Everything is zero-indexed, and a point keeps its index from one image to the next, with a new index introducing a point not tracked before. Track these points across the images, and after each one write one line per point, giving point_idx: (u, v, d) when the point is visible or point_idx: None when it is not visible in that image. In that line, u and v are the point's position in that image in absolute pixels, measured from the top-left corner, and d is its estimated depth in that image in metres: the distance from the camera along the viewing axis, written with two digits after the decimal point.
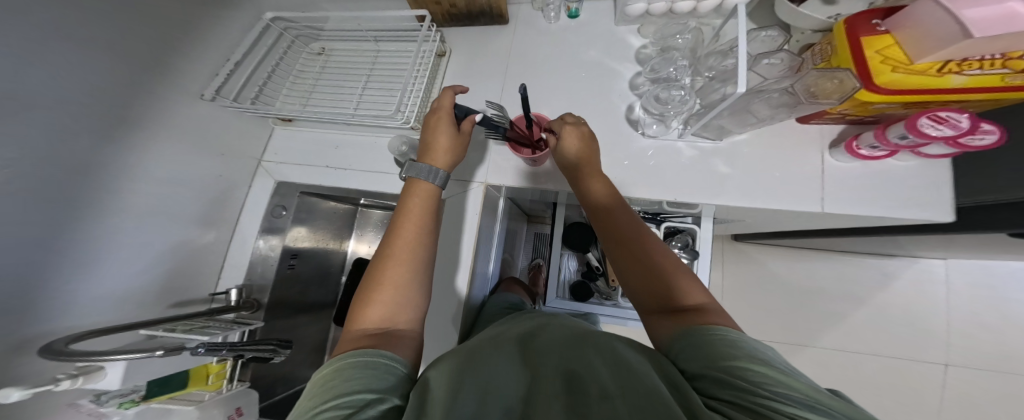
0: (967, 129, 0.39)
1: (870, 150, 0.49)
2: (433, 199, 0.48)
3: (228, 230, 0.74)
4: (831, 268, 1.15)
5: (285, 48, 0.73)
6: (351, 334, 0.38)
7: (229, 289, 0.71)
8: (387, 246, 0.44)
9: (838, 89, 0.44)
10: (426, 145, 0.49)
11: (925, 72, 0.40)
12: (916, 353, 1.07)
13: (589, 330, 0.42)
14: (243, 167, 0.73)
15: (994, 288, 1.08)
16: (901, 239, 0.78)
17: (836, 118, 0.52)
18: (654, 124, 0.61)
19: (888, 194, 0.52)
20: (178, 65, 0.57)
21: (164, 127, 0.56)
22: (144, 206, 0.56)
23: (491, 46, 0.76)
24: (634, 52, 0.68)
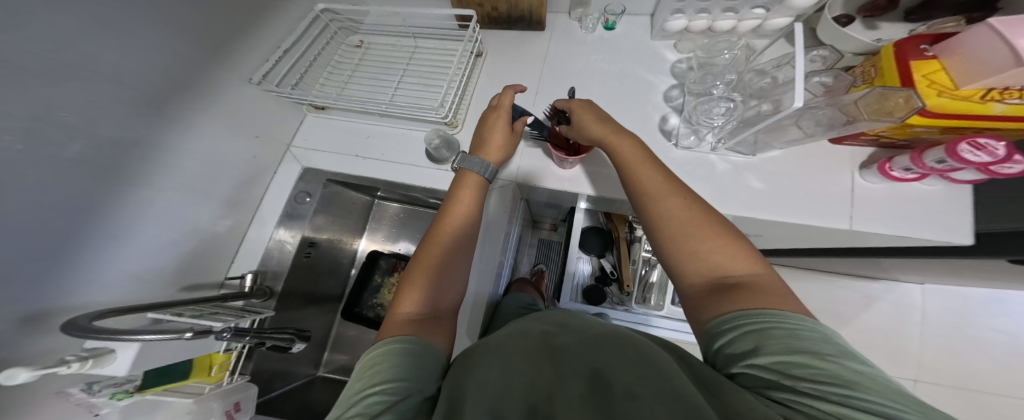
0: (1002, 158, 0.40)
1: (903, 172, 0.50)
2: (480, 191, 0.48)
3: (248, 215, 0.73)
4: (833, 290, 1.17)
5: (326, 40, 0.73)
6: (395, 318, 0.37)
7: (245, 274, 0.69)
8: (434, 233, 0.44)
9: (897, 109, 0.45)
10: (480, 139, 0.48)
11: (970, 98, 0.41)
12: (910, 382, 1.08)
13: (618, 331, 0.42)
14: (269, 151, 0.72)
15: (964, 317, 1.10)
16: (911, 265, 0.80)
17: (870, 140, 0.54)
18: (688, 135, 0.63)
19: (914, 215, 0.53)
20: (226, 44, 0.57)
21: (203, 104, 0.55)
22: (174, 182, 0.54)
23: (528, 51, 0.78)
24: (669, 66, 0.70)
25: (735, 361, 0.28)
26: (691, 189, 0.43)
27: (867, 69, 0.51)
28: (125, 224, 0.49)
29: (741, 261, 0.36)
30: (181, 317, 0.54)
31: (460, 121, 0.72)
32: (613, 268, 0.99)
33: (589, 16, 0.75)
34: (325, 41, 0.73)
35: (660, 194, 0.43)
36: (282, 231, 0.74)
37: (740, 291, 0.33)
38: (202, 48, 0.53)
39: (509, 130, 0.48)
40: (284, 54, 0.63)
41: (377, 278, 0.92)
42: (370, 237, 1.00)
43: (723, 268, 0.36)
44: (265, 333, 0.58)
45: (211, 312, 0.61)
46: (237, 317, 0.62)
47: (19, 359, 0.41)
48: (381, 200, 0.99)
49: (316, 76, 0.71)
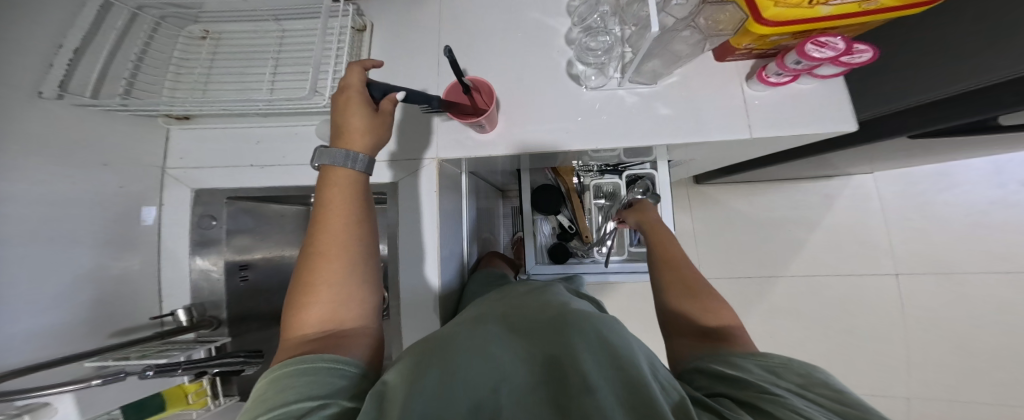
0: (844, 50, 0.41)
1: (778, 77, 0.50)
2: (355, 187, 0.43)
3: (153, 253, 0.67)
4: (784, 197, 1.26)
5: (149, 33, 0.61)
6: (289, 343, 0.34)
7: (176, 310, 0.65)
8: (313, 244, 0.39)
9: (728, 22, 0.47)
10: (337, 128, 0.43)
11: (799, 4, 0.38)
12: (868, 267, 1.21)
13: (564, 308, 0.41)
14: (143, 177, 0.64)
15: (919, 193, 1.22)
16: (835, 159, 0.85)
17: (746, 52, 0.53)
18: (594, 75, 0.60)
19: (816, 114, 0.53)
20: (34, 56, 0.47)
21: (36, 138, 0.47)
22: (42, 232, 0.48)
23: (416, 13, 0.70)
24: (564, 6, 0.66)
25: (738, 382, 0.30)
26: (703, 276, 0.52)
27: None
28: (12, 284, 0.44)
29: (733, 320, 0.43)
30: (121, 360, 0.52)
31: None
32: (571, 222, 0.97)
33: None
34: (145, 36, 0.60)
35: (680, 271, 0.52)
36: (200, 260, 0.70)
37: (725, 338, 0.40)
38: (18, 73, 0.45)
39: (370, 113, 0.44)
40: (79, 56, 0.51)
41: None
42: None
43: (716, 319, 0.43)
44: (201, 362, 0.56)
45: (160, 350, 0.59)
46: (188, 349, 0.61)
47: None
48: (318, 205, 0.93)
49: (153, 78, 0.61)
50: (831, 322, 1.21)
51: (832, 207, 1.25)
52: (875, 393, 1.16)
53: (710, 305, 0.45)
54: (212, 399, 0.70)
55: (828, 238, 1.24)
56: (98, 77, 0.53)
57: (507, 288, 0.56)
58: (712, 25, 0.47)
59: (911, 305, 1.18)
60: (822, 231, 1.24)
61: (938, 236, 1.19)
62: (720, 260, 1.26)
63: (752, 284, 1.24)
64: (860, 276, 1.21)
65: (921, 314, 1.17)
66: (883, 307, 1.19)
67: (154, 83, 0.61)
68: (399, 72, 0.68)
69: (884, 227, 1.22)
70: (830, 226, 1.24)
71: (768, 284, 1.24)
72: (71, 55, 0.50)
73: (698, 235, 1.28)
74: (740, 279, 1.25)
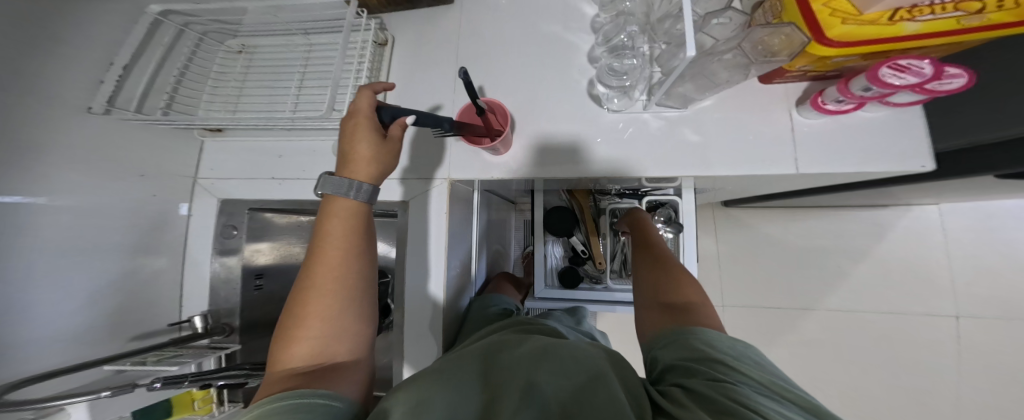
0: (932, 76, 0.35)
1: (837, 104, 0.45)
2: (357, 215, 0.41)
3: (178, 258, 0.69)
4: (829, 225, 1.14)
5: (192, 47, 0.63)
6: (273, 378, 0.32)
7: (192, 317, 0.67)
8: (309, 274, 0.37)
9: (784, 46, 0.41)
10: (344, 156, 0.42)
11: (877, 22, 0.36)
12: (924, 307, 1.06)
13: (558, 343, 0.38)
14: (176, 186, 0.67)
15: (992, 230, 1.06)
16: (894, 191, 0.75)
17: (798, 75, 0.48)
18: (617, 97, 0.57)
19: (874, 152, 0.48)
20: (83, 75, 0.50)
21: (79, 152, 0.50)
22: (75, 239, 0.50)
23: (436, 28, 0.70)
24: (589, 20, 0.64)
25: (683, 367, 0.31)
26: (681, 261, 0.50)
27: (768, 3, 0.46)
28: (39, 291, 0.46)
29: (697, 295, 0.42)
30: (134, 367, 0.53)
31: None
32: (585, 246, 0.90)
33: None
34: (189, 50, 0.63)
35: (658, 253, 0.52)
36: (220, 267, 0.71)
37: (682, 311, 0.40)
38: (72, 89, 0.48)
39: (376, 139, 0.42)
40: (127, 71, 0.54)
41: None
42: None
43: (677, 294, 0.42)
44: (207, 375, 0.56)
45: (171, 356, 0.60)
46: (197, 357, 0.61)
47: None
48: None
49: (194, 91, 0.63)
50: (874, 368, 1.06)
51: (886, 241, 1.11)
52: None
53: (678, 281, 0.45)
54: (218, 405, 0.70)
55: (876, 272, 1.10)
56: (142, 92, 0.56)
57: (497, 324, 0.53)
58: (762, 48, 0.42)
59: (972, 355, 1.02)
60: (871, 266, 1.11)
61: (1015, 283, 1.03)
62: (749, 290, 1.15)
63: (785, 319, 1.12)
64: (914, 318, 1.06)
65: (990, 370, 1.01)
66: (943, 357, 1.03)
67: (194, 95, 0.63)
68: (418, 87, 0.68)
69: (945, 264, 1.07)
70: (879, 261, 1.11)
71: (801, 318, 1.11)
72: (120, 71, 0.53)
73: (726, 262, 1.18)
74: (771, 312, 1.13)
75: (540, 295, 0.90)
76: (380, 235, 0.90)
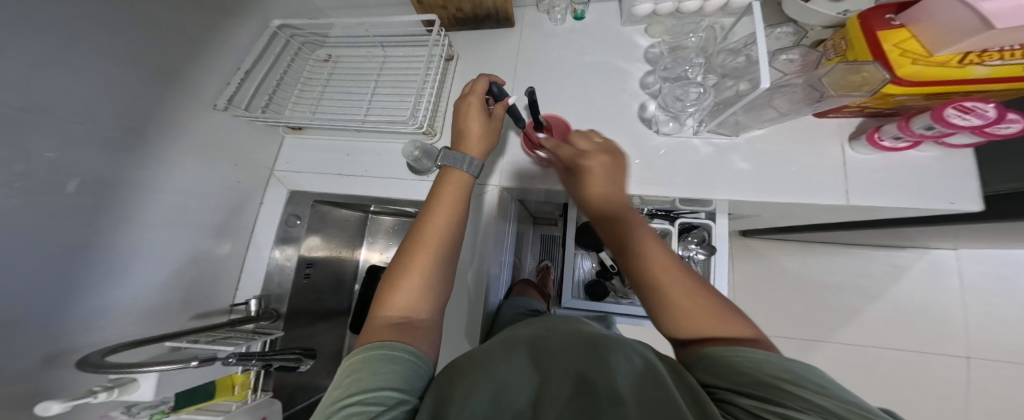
0: (994, 119, 0.40)
1: (894, 141, 0.49)
2: (458, 207, 0.51)
3: (244, 241, 0.74)
4: (853, 261, 1.14)
5: (292, 56, 0.72)
6: (376, 322, 0.41)
7: (248, 300, 0.71)
8: (410, 242, 0.47)
9: (867, 82, 0.45)
10: (461, 132, 0.55)
11: (947, 64, 0.42)
12: (938, 347, 1.05)
13: (600, 332, 0.43)
14: (257, 176, 0.73)
15: (1011, 281, 1.06)
16: (918, 233, 0.77)
17: (854, 111, 0.52)
18: (668, 121, 0.63)
19: (929, 189, 0.51)
20: (197, 72, 0.56)
21: (182, 140, 0.56)
22: (166, 219, 0.56)
23: (498, 49, 0.77)
24: (641, 52, 0.70)
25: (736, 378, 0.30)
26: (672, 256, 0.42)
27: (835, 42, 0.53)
28: (137, 264, 0.52)
29: (713, 321, 0.37)
30: (193, 345, 0.56)
31: (437, 129, 0.73)
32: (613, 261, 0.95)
33: (556, 8, 0.75)
34: (289, 58, 0.71)
35: (643, 247, 0.43)
36: (278, 254, 0.76)
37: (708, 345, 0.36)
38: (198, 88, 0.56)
39: (485, 117, 0.56)
40: (246, 75, 0.62)
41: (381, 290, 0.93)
42: (369, 247, 1.02)
43: (692, 322, 0.38)
44: (268, 356, 0.59)
45: (223, 337, 0.63)
46: (247, 339, 0.64)
47: (56, 391, 0.44)
48: (374, 214, 1.00)
49: (286, 94, 0.71)
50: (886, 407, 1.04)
51: (908, 283, 1.10)
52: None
53: (682, 297, 0.39)
54: (252, 391, 0.67)
55: (897, 310, 1.10)
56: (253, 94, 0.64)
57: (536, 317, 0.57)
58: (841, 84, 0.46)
59: (982, 401, 1.01)
60: (889, 304, 1.10)
61: None
62: (770, 319, 1.15)
63: (802, 350, 1.11)
64: (930, 359, 1.05)
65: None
66: (960, 405, 1.01)
67: (285, 97, 0.71)
68: None
69: (961, 308, 1.07)
70: (899, 300, 1.10)
71: (813, 349, 1.10)
72: (243, 75, 0.61)
73: (744, 289, 1.19)
74: (783, 341, 1.12)
75: (567, 305, 0.93)
76: None
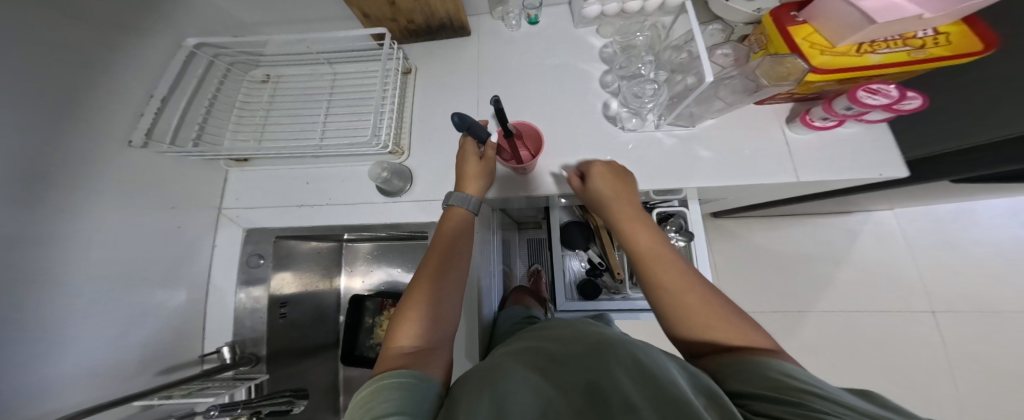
0: (898, 98, 0.44)
1: (823, 121, 0.53)
2: (456, 236, 0.56)
3: (201, 288, 0.69)
4: (811, 229, 1.24)
5: (220, 78, 0.67)
6: (390, 353, 0.43)
7: (220, 348, 0.66)
8: (420, 276, 0.51)
9: (792, 72, 0.49)
10: (459, 173, 0.59)
11: (847, 53, 0.46)
12: (899, 300, 1.15)
13: (606, 335, 0.44)
14: (201, 216, 0.67)
15: (945, 231, 1.19)
16: (860, 197, 0.85)
17: (786, 97, 0.56)
18: (631, 118, 0.64)
19: (864, 160, 0.55)
20: (103, 99, 0.50)
21: (106, 183, 0.50)
22: (105, 271, 0.50)
23: (460, 59, 0.76)
24: (598, 51, 0.71)
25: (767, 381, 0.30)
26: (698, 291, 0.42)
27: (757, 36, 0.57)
28: (84, 326, 0.47)
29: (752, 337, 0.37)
30: (168, 401, 0.51)
31: (404, 148, 0.71)
32: (601, 258, 0.97)
33: (510, 14, 0.75)
34: (217, 81, 0.66)
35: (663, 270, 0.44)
36: (245, 293, 0.72)
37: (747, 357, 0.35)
38: (110, 123, 0.50)
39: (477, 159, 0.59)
40: (163, 103, 0.56)
41: (368, 318, 0.89)
42: (349, 274, 0.98)
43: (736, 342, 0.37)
44: (255, 402, 0.55)
45: (199, 389, 0.58)
46: (229, 388, 0.60)
47: None
48: (350, 241, 0.97)
49: (219, 122, 0.66)
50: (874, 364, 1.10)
51: (858, 242, 1.21)
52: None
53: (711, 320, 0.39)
54: None
55: (856, 270, 1.19)
56: (176, 126, 0.58)
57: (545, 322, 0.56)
58: (770, 74, 0.50)
59: (951, 347, 1.09)
60: (851, 266, 1.20)
61: (970, 274, 1.15)
62: (750, 293, 1.21)
63: (784, 321, 1.17)
64: (897, 315, 1.14)
65: (973, 358, 1.08)
66: (933, 353, 1.09)
67: (219, 126, 0.66)
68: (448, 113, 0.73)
69: (910, 261, 1.18)
70: (854, 259, 1.20)
71: (799, 321, 1.17)
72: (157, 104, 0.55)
73: (724, 268, 1.24)
74: (772, 317, 1.17)
75: (561, 308, 0.93)
76: (405, 259, 0.95)
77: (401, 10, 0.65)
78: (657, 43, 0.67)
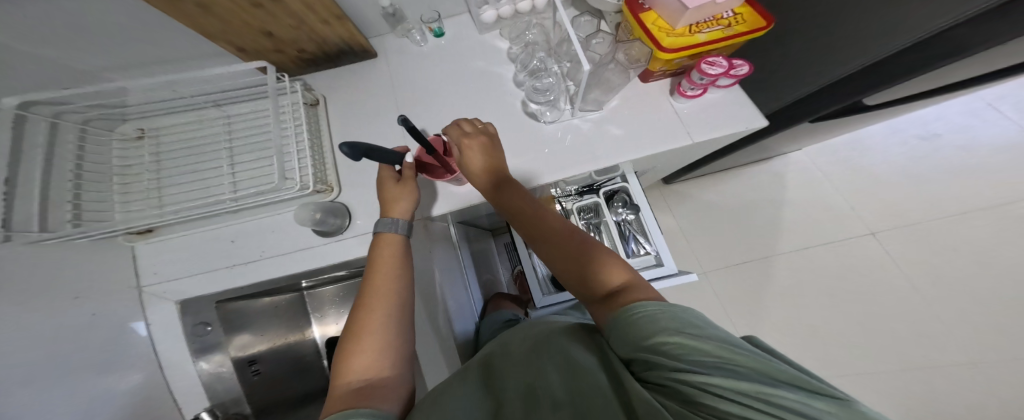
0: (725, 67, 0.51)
1: (692, 91, 0.58)
2: (395, 258, 0.53)
3: (156, 369, 0.64)
4: (756, 177, 1.30)
5: (79, 142, 0.58)
6: (337, 392, 0.41)
7: (199, 414, 0.65)
8: (361, 308, 0.48)
9: (643, 55, 0.60)
10: (384, 200, 0.56)
11: (683, 34, 0.52)
12: (854, 225, 1.21)
13: (556, 333, 0.43)
14: (121, 300, 0.62)
15: (871, 153, 1.29)
16: (780, 141, 0.90)
17: (665, 72, 0.60)
18: (548, 111, 0.65)
19: (740, 113, 0.60)
20: None
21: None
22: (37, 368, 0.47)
23: (370, 82, 0.75)
24: (505, 53, 0.72)
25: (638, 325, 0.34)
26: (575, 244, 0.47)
27: (624, 24, 0.64)
28: None
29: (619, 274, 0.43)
30: None
31: (334, 183, 0.69)
32: None
33: (412, 30, 0.74)
34: (73, 146, 0.57)
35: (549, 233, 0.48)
36: (206, 363, 0.70)
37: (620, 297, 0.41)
38: None
39: (392, 183, 0.56)
40: (11, 185, 0.46)
41: None
42: (321, 324, 0.94)
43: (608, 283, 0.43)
44: None
45: None
46: None
47: None
48: (311, 288, 0.93)
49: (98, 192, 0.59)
50: (846, 289, 1.15)
51: (800, 181, 1.28)
52: (924, 362, 1.05)
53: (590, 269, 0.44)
54: None
55: (806, 206, 1.25)
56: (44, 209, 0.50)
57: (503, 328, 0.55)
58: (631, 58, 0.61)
59: (910, 257, 1.15)
60: (802, 203, 1.26)
61: (906, 187, 1.22)
62: (715, 250, 1.25)
63: (756, 269, 1.21)
64: (854, 241, 1.19)
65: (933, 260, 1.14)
66: (896, 265, 1.15)
67: (100, 198, 0.59)
68: (369, 138, 0.71)
69: (852, 186, 1.25)
70: (801, 196, 1.27)
71: (769, 265, 1.21)
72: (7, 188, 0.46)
73: (688, 231, 1.28)
74: (743, 267, 1.21)
75: (541, 304, 0.89)
76: None
77: (283, 41, 0.63)
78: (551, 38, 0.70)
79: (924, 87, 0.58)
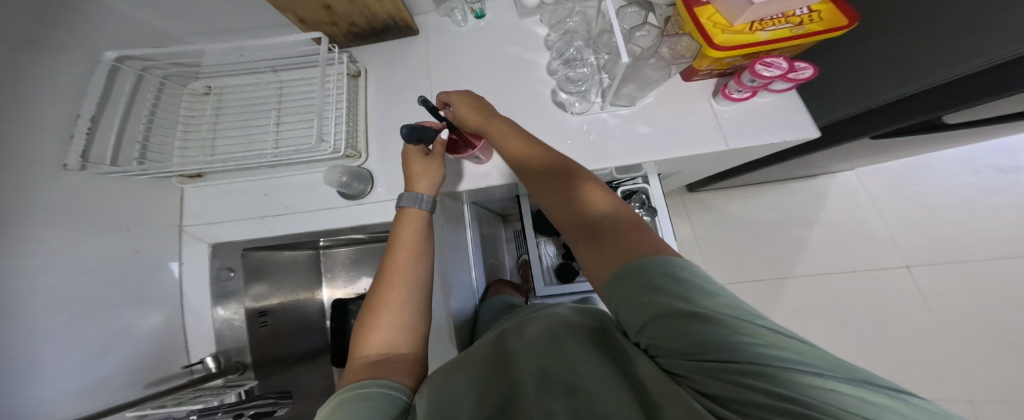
0: (787, 68, 0.51)
1: (739, 93, 0.58)
2: (420, 229, 0.55)
3: (176, 308, 0.67)
4: (779, 195, 1.29)
5: (154, 93, 0.64)
6: (355, 361, 0.43)
7: (205, 359, 0.67)
8: (382, 278, 0.50)
9: (686, 50, 0.61)
10: (408, 175, 0.58)
11: (742, 31, 0.52)
12: (877, 256, 1.19)
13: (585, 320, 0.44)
14: (160, 237, 0.66)
15: (904, 182, 1.26)
16: (816, 158, 0.88)
17: (710, 72, 0.60)
18: (577, 102, 0.66)
19: (779, 124, 0.59)
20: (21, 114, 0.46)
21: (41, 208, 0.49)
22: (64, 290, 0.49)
23: (407, 57, 0.76)
24: (543, 40, 0.73)
25: (642, 310, 0.30)
26: (571, 188, 0.45)
27: (673, 18, 0.63)
28: (58, 345, 0.47)
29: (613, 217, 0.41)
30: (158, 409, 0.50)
31: (362, 150, 0.71)
32: None
33: (455, 9, 0.75)
34: (153, 95, 0.64)
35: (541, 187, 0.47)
36: (222, 310, 0.72)
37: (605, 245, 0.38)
38: (43, 147, 0.49)
39: (420, 156, 0.58)
40: (94, 123, 0.54)
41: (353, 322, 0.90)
42: (329, 286, 0.99)
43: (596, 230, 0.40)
44: (237, 406, 0.53)
45: (193, 396, 0.58)
46: (220, 393, 0.60)
47: None
48: (326, 248, 0.99)
49: (162, 139, 0.64)
50: (858, 319, 1.14)
51: (824, 203, 1.27)
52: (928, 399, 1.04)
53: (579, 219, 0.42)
54: None
55: (830, 231, 1.24)
56: (114, 149, 0.57)
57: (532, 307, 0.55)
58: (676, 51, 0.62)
59: (930, 295, 1.13)
60: (824, 227, 1.25)
61: (933, 223, 1.20)
62: (727, 263, 1.25)
63: (767, 288, 1.20)
64: (872, 272, 1.18)
65: (955, 302, 1.11)
66: (914, 302, 1.13)
67: (165, 143, 0.65)
68: (401, 109, 0.73)
69: (878, 217, 1.24)
70: (823, 219, 1.25)
71: (781, 286, 1.20)
72: (87, 122, 0.54)
73: (703, 241, 1.28)
74: (754, 284, 1.21)
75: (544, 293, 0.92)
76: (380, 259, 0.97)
77: (339, 14, 0.65)
78: (592, 27, 0.70)
79: (975, 113, 0.56)
